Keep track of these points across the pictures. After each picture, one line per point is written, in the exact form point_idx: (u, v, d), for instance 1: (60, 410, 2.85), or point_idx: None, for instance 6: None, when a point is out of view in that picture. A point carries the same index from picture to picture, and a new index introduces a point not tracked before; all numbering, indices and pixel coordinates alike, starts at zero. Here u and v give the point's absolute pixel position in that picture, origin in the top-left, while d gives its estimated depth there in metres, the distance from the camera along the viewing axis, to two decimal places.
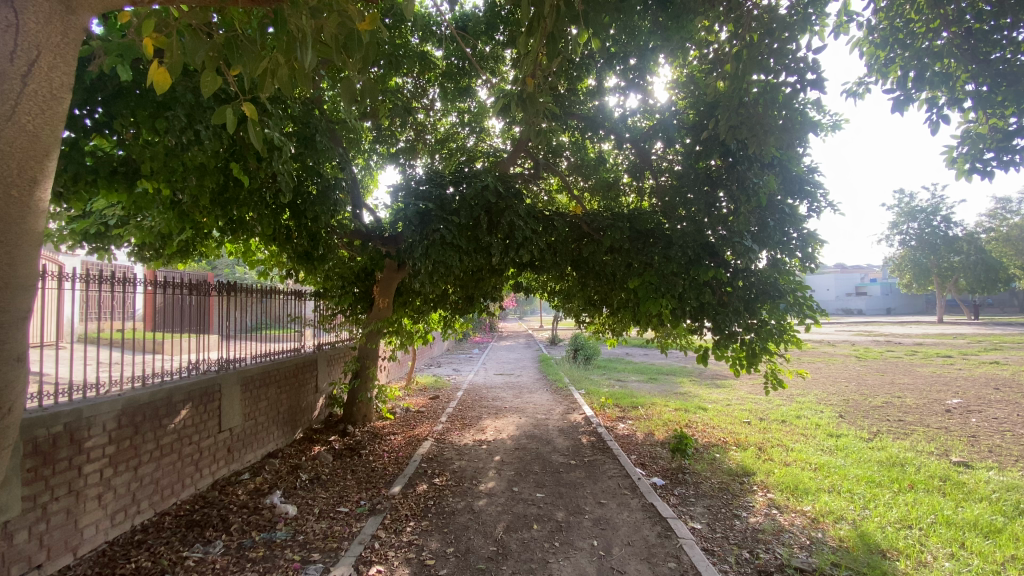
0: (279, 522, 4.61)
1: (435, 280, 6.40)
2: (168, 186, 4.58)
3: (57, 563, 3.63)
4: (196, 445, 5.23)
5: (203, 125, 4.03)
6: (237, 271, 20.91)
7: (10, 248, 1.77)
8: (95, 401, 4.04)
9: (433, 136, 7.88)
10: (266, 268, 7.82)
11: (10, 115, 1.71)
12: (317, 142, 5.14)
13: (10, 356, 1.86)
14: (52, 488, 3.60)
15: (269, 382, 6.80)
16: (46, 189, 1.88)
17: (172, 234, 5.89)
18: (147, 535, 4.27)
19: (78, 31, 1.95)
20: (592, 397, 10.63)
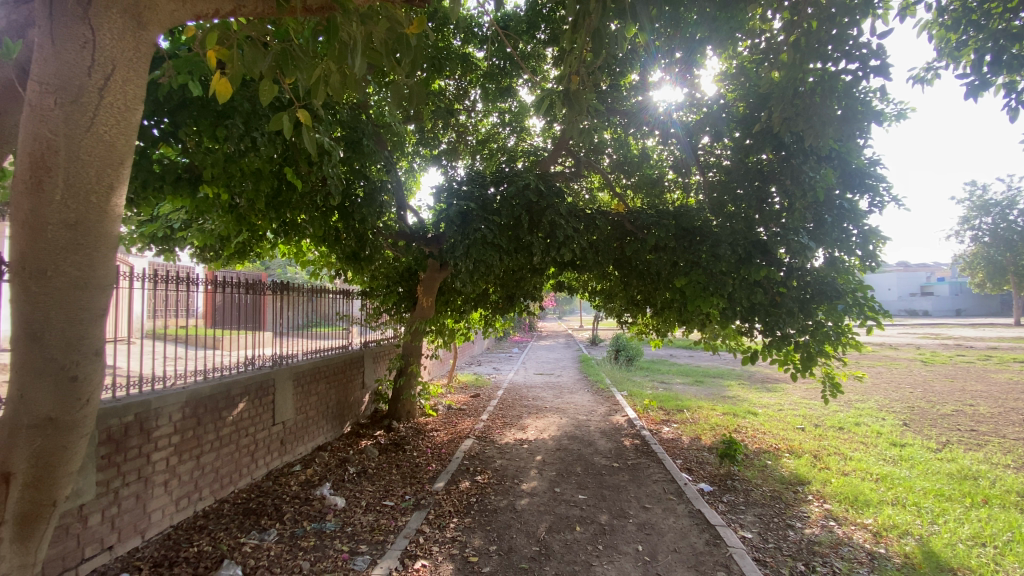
0: (328, 513, 4.78)
1: (476, 279, 6.45)
2: (227, 191, 4.82)
3: (127, 545, 3.90)
4: (252, 437, 5.49)
5: (259, 133, 4.26)
6: (289, 271, 21.90)
7: (89, 251, 1.93)
8: (162, 394, 4.30)
9: (474, 137, 7.93)
10: (315, 268, 8.11)
11: (89, 127, 1.85)
12: (364, 147, 5.28)
13: (90, 351, 2.07)
14: (123, 474, 3.86)
15: (319, 378, 7.05)
16: (121, 196, 2.02)
17: (230, 237, 6.21)
18: (208, 520, 4.52)
19: (150, 46, 2.04)
20: (635, 399, 10.43)
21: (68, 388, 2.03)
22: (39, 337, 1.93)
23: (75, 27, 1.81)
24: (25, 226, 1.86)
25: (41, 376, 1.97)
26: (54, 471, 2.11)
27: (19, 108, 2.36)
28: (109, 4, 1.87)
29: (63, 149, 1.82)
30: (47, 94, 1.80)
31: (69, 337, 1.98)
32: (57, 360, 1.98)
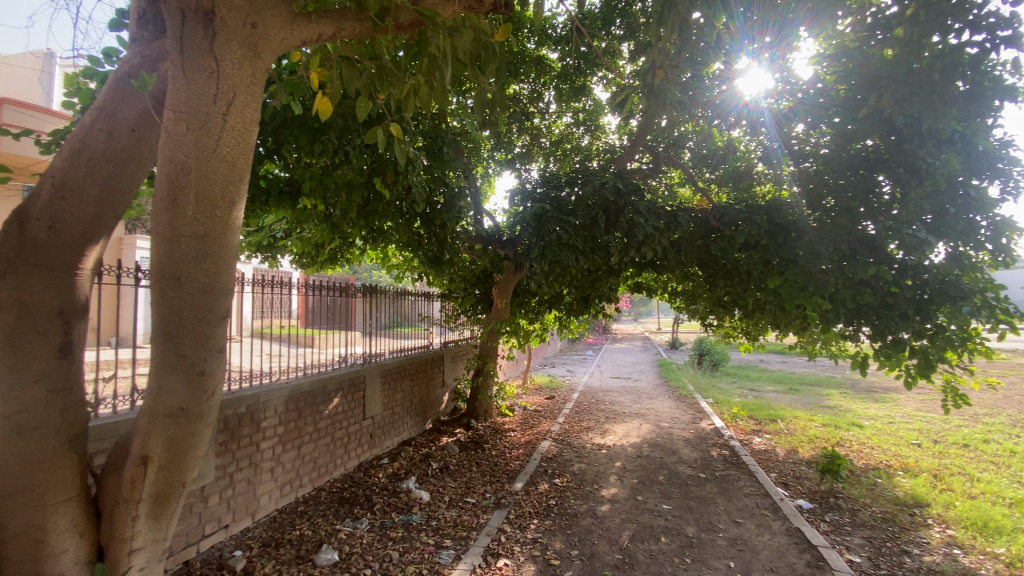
0: (414, 506, 4.99)
1: (552, 281, 6.45)
2: (322, 203, 5.22)
3: (240, 524, 4.31)
4: (345, 430, 5.87)
5: (351, 147, 4.61)
6: (374, 275, 23.28)
7: (214, 261, 2.17)
8: (268, 388, 4.71)
9: (549, 139, 7.93)
10: (399, 272, 8.52)
11: (214, 149, 2.05)
12: (444, 155, 5.46)
13: (215, 349, 2.34)
14: (237, 459, 4.28)
15: (403, 376, 7.40)
16: (240, 209, 2.23)
17: (324, 244, 6.70)
18: (308, 506, 4.90)
19: (264, 72, 2.20)
20: (720, 406, 9.88)
21: (197, 381, 2.34)
22: (174, 336, 2.23)
23: (202, 59, 1.99)
24: (163, 238, 2.11)
25: (176, 370, 2.29)
26: (182, 454, 2.52)
27: (157, 131, 2.67)
28: (229, 36, 2.04)
29: (194, 169, 2.04)
30: (180, 121, 2.01)
31: (198, 337, 2.26)
32: (187, 356, 2.27)
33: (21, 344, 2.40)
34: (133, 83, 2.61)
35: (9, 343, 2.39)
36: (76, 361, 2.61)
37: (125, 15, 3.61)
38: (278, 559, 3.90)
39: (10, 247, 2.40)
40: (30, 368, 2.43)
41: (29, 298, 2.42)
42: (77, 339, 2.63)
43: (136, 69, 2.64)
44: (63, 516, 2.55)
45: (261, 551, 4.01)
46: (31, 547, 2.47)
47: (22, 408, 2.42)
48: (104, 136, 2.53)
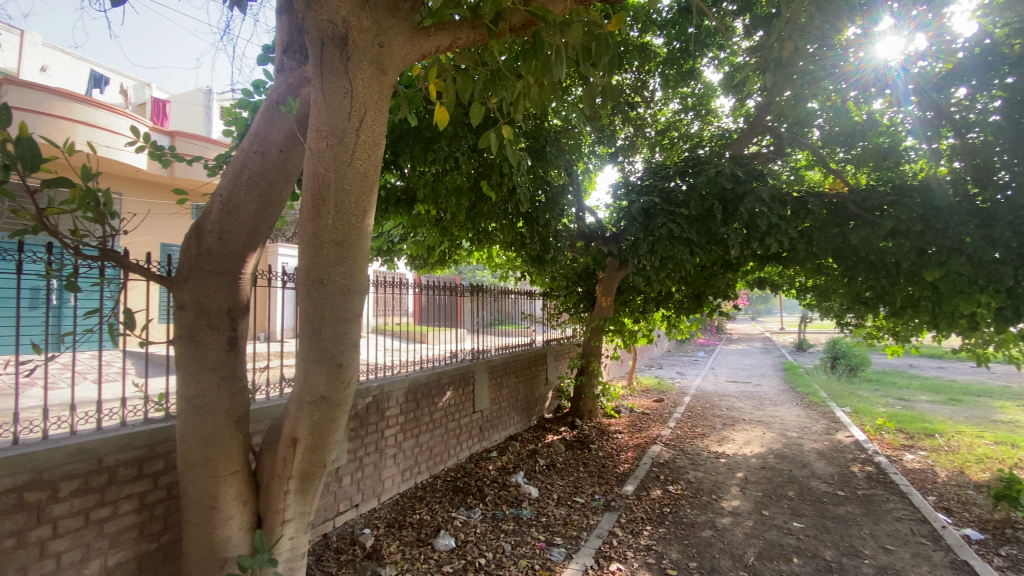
0: (524, 501, 5.08)
1: (662, 277, 6.19)
2: (434, 207, 5.54)
3: (368, 504, 4.71)
4: (457, 422, 6.15)
5: (460, 152, 4.79)
6: (478, 275, 24.18)
7: (351, 264, 2.42)
8: (390, 379, 5.08)
9: (654, 128, 7.58)
10: (503, 271, 8.72)
11: (349, 163, 2.25)
12: (546, 153, 5.47)
13: (350, 342, 2.61)
14: (365, 444, 4.68)
15: (509, 372, 7.57)
16: (370, 217, 2.44)
17: (435, 246, 7.07)
18: (426, 492, 5.23)
19: (390, 88, 2.36)
20: (860, 417, 8.74)
21: (336, 372, 2.63)
22: (318, 331, 2.53)
23: (339, 82, 2.18)
24: (309, 245, 2.39)
25: (320, 362, 2.59)
26: (324, 437, 2.83)
27: (300, 149, 3.00)
28: (361, 57, 2.21)
29: (333, 182, 2.26)
30: (322, 139, 2.23)
31: (337, 332, 2.55)
32: (329, 350, 2.57)
33: (200, 338, 2.85)
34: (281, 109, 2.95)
35: (192, 337, 2.83)
36: (240, 354, 3.03)
37: (271, 50, 4.10)
38: (401, 540, 4.20)
39: (192, 255, 2.85)
40: (207, 358, 2.87)
41: (205, 298, 2.85)
42: (242, 335, 3.05)
43: (282, 96, 2.99)
44: (231, 486, 2.97)
45: (387, 531, 4.35)
46: (208, 510, 2.92)
47: (201, 392, 2.86)
48: (259, 157, 2.90)
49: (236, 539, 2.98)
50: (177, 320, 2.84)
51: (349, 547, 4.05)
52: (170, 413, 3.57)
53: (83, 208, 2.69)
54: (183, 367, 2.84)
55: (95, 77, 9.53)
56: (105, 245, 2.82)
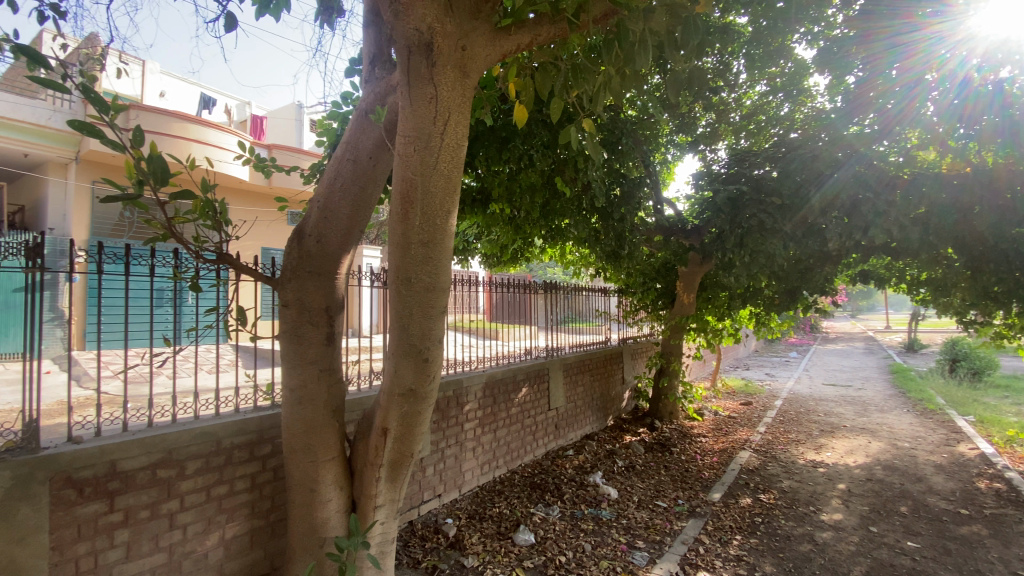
0: (603, 501, 5.01)
1: (753, 273, 5.84)
2: (508, 205, 5.60)
3: (450, 495, 4.88)
4: (534, 419, 6.19)
5: (534, 149, 4.78)
6: (551, 272, 24.08)
7: (436, 263, 2.52)
8: (469, 374, 5.21)
9: (739, 113, 7.12)
10: (576, 269, 8.63)
11: (435, 165, 2.34)
12: (622, 147, 5.34)
13: (435, 337, 2.74)
14: (447, 437, 4.85)
15: (584, 370, 7.50)
16: (453, 217, 2.52)
17: (508, 245, 7.13)
18: (504, 486, 5.32)
19: (472, 90, 2.41)
20: (988, 427, 7.72)
21: (423, 366, 2.77)
22: (406, 327, 2.66)
23: (424, 87, 2.25)
24: (397, 245, 2.51)
25: (408, 356, 2.74)
26: (412, 428, 2.97)
27: (388, 155, 3.16)
28: (445, 62, 2.26)
29: (420, 185, 2.35)
30: (409, 144, 2.33)
31: (423, 328, 2.68)
32: (416, 344, 2.70)
33: (302, 333, 3.09)
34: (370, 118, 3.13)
35: (295, 333, 3.08)
36: (336, 348, 3.25)
37: (357, 62, 4.34)
38: (483, 532, 4.30)
39: (294, 258, 3.08)
40: (308, 351, 3.11)
41: (306, 297, 3.08)
42: (337, 331, 3.26)
43: (370, 105, 3.16)
44: (329, 471, 3.19)
45: (468, 522, 4.48)
46: (309, 493, 3.16)
47: (303, 383, 3.11)
48: (351, 164, 3.08)
49: (333, 521, 3.21)
50: (282, 317, 3.10)
51: (434, 535, 4.22)
52: (275, 402, 3.91)
53: (204, 217, 3.01)
54: (287, 361, 3.10)
55: (205, 100, 10.62)
56: (221, 250, 3.13)
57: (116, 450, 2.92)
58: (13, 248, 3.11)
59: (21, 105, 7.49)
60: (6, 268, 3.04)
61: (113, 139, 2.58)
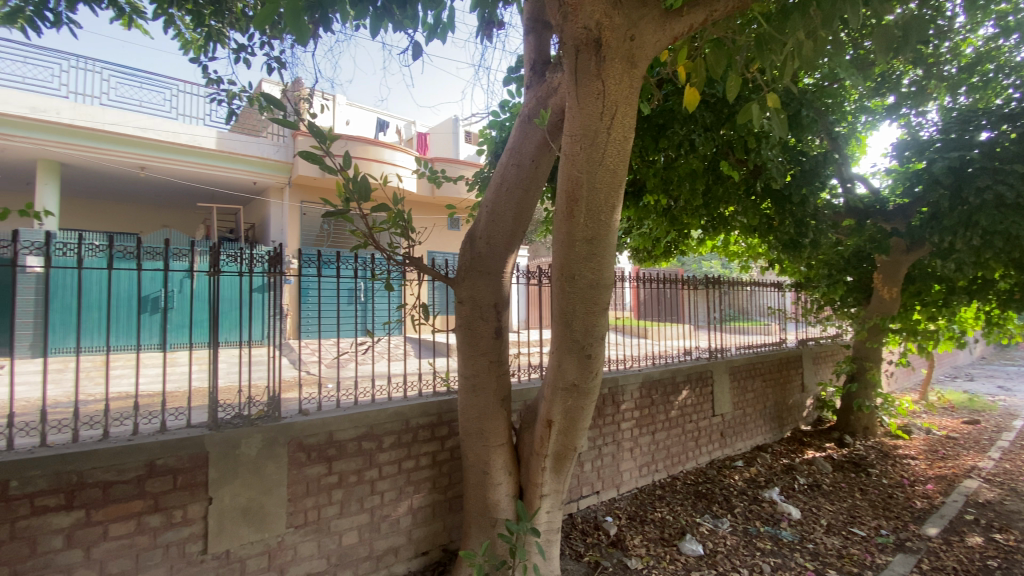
0: (783, 521, 4.53)
1: (985, 261, 4.71)
2: (665, 195, 5.31)
3: (609, 493, 4.84)
4: (696, 424, 5.83)
5: (698, 132, 4.47)
6: (706, 265, 22.35)
7: (600, 259, 2.54)
8: (625, 372, 5.11)
9: (957, 64, 5.78)
10: (742, 261, 7.90)
11: (601, 161, 2.33)
12: (802, 120, 4.73)
13: (598, 334, 2.76)
14: (604, 434, 4.81)
15: (754, 374, 6.82)
16: (618, 212, 2.50)
17: (660, 239, 6.80)
18: (666, 491, 5.12)
19: (640, 80, 2.34)
20: None
21: (585, 362, 2.82)
22: (570, 323, 2.73)
23: (592, 83, 2.25)
24: (562, 243, 2.57)
25: (571, 351, 2.81)
26: (575, 422, 3.04)
27: (549, 156, 3.25)
28: (613, 55, 2.23)
29: (586, 182, 2.37)
30: (575, 142, 2.35)
31: (586, 324, 2.72)
32: (579, 339, 2.76)
33: (474, 327, 3.35)
34: (532, 122, 3.25)
35: (468, 327, 3.35)
36: (504, 341, 3.45)
37: (514, 70, 4.56)
38: (645, 535, 4.21)
39: (466, 258, 3.34)
40: (480, 344, 3.36)
41: (478, 294, 3.33)
42: (505, 326, 3.47)
43: (533, 110, 3.28)
44: (500, 456, 3.41)
45: (629, 523, 4.41)
46: (482, 475, 3.41)
47: (476, 372, 3.37)
48: (515, 168, 3.24)
49: (503, 505, 3.42)
50: (457, 312, 3.38)
51: (594, 531, 4.24)
52: (450, 389, 4.31)
53: (395, 225, 3.45)
54: (462, 352, 3.38)
55: (381, 123, 12.13)
56: (409, 254, 3.56)
57: (332, 422, 3.51)
58: (260, 257, 3.93)
59: (251, 143, 9.32)
60: (256, 273, 3.86)
61: (329, 165, 3.09)
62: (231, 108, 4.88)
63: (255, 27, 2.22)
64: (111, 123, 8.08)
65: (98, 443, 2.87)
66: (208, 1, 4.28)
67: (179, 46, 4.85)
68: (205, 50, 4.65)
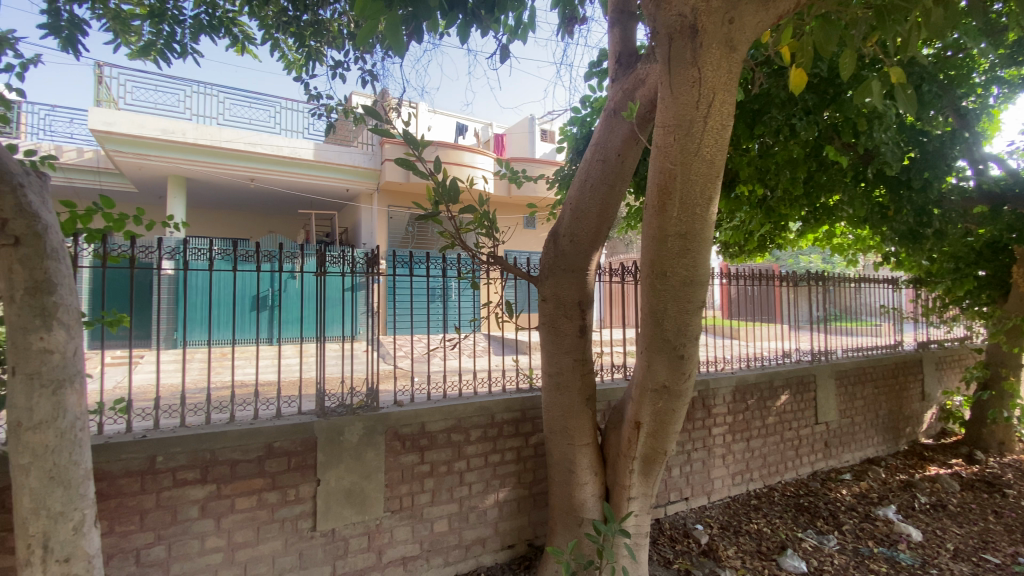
0: (901, 543, 4.12)
1: None
2: (760, 185, 4.96)
3: (699, 500, 4.64)
4: (796, 431, 5.42)
5: (799, 117, 4.13)
6: (802, 260, 20.65)
7: (694, 255, 2.43)
8: (717, 375, 4.86)
9: None
10: (851, 255, 7.22)
11: (697, 152, 2.23)
12: (923, 95, 4.22)
13: (692, 333, 2.65)
14: (694, 439, 4.61)
15: (864, 380, 6.20)
16: (715, 205, 2.38)
17: (753, 233, 6.38)
18: (762, 502, 4.82)
19: (739, 64, 2.20)
20: None
21: (677, 363, 2.72)
22: (661, 322, 2.64)
23: (687, 72, 2.16)
24: (653, 238, 2.49)
25: (662, 351, 2.72)
26: (665, 425, 2.94)
27: (636, 150, 3.18)
28: (710, 40, 2.12)
29: (680, 174, 2.28)
30: (669, 133, 2.27)
31: (679, 323, 2.62)
32: (671, 339, 2.67)
33: (559, 325, 3.35)
34: (619, 115, 3.18)
35: (553, 325, 3.35)
36: (588, 340, 3.42)
37: (596, 65, 4.50)
38: (740, 547, 4.01)
39: (550, 256, 3.34)
40: (564, 342, 3.35)
41: (562, 293, 3.33)
42: (590, 324, 3.43)
43: (619, 103, 3.22)
44: (585, 456, 3.39)
45: (722, 533, 4.22)
46: (568, 473, 3.41)
47: (560, 370, 3.37)
48: (600, 164, 3.18)
49: (590, 505, 3.39)
50: (541, 310, 3.40)
51: (683, 539, 4.10)
52: (534, 386, 4.35)
53: (481, 225, 3.53)
54: (547, 350, 3.39)
55: (460, 127, 12.48)
56: (494, 253, 3.63)
57: (424, 414, 3.68)
58: (359, 258, 4.22)
59: (344, 152, 9.99)
60: (356, 273, 4.14)
61: (421, 169, 3.23)
62: (328, 120, 5.26)
63: (358, 45, 2.36)
64: (227, 140, 8.99)
65: (225, 425, 3.23)
66: (309, 22, 4.64)
67: (283, 66, 5.31)
68: (306, 67, 5.05)
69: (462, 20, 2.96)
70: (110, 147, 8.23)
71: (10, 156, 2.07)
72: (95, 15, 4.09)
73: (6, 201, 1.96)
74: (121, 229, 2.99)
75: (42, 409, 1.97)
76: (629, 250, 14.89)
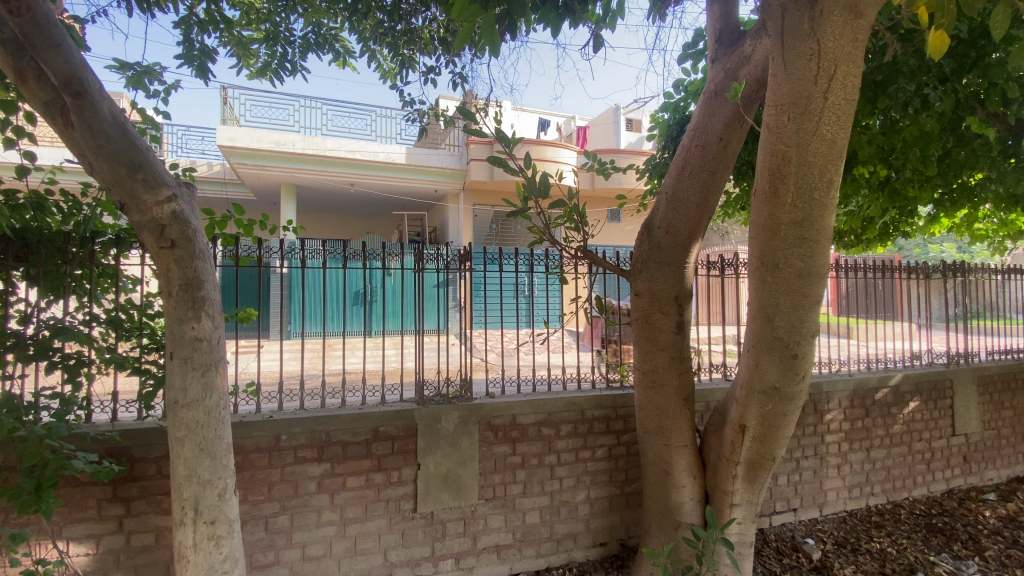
0: None
1: None
2: (882, 165, 4.41)
3: (809, 512, 4.27)
4: (928, 444, 4.79)
5: (933, 86, 3.62)
6: (928, 250, 18.24)
7: (813, 245, 2.24)
8: (831, 378, 4.42)
9: None
10: (996, 243, 6.24)
11: (815, 131, 2.03)
12: None
13: (809, 332, 2.45)
14: (804, 446, 4.24)
15: (1016, 387, 5.34)
16: (836, 190, 2.16)
17: (874, 219, 5.68)
18: (885, 520, 4.35)
19: (866, 31, 1.94)
20: None
21: (790, 363, 2.51)
22: (771, 318, 2.47)
23: (803, 44, 1.96)
24: (764, 228, 2.32)
25: (773, 352, 2.53)
26: (774, 430, 2.74)
27: (740, 133, 2.97)
28: (831, 7, 1.90)
29: (796, 157, 2.09)
30: (782, 113, 2.09)
31: (792, 321, 2.43)
32: (782, 338, 2.48)
33: (654, 321, 3.23)
34: (721, 96, 2.99)
35: (647, 321, 3.25)
36: (686, 337, 3.28)
37: (690, 46, 4.28)
38: (859, 566, 3.64)
39: (645, 249, 3.24)
40: (660, 338, 3.23)
41: (657, 287, 3.21)
42: (688, 320, 3.28)
43: (721, 84, 3.03)
44: (682, 458, 3.25)
45: (837, 550, 3.85)
46: (664, 474, 3.30)
47: (655, 368, 3.26)
48: (700, 150, 3.01)
49: (688, 508, 3.26)
50: (634, 305, 3.32)
51: (791, 552, 3.80)
52: (626, 383, 4.24)
53: (571, 219, 3.50)
54: (641, 347, 3.30)
55: (542, 122, 12.47)
56: (584, 247, 3.58)
57: (516, 406, 3.74)
58: (452, 255, 4.38)
59: (433, 155, 10.40)
60: (450, 269, 4.30)
61: (513, 167, 3.25)
62: (421, 124, 5.50)
63: (453, 49, 2.44)
64: (331, 148, 9.74)
65: (337, 409, 3.50)
66: (403, 32, 4.87)
67: (378, 76, 5.62)
68: (400, 75, 5.30)
69: (552, 12, 2.92)
70: (234, 160, 9.26)
71: (165, 170, 2.34)
72: (221, 42, 4.61)
73: (165, 210, 2.23)
74: (250, 233, 3.35)
75: (194, 389, 2.27)
76: (722, 242, 14.06)
